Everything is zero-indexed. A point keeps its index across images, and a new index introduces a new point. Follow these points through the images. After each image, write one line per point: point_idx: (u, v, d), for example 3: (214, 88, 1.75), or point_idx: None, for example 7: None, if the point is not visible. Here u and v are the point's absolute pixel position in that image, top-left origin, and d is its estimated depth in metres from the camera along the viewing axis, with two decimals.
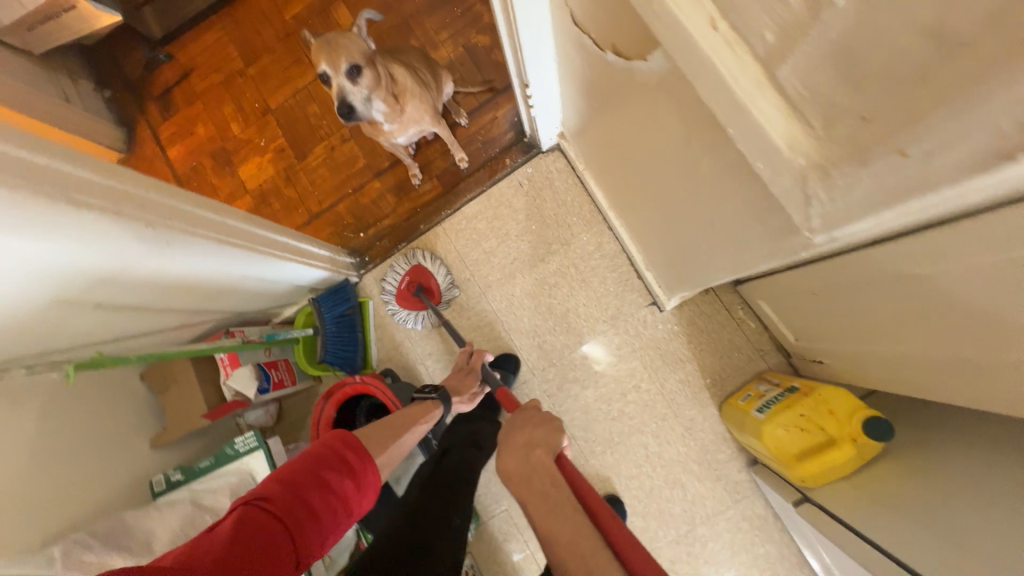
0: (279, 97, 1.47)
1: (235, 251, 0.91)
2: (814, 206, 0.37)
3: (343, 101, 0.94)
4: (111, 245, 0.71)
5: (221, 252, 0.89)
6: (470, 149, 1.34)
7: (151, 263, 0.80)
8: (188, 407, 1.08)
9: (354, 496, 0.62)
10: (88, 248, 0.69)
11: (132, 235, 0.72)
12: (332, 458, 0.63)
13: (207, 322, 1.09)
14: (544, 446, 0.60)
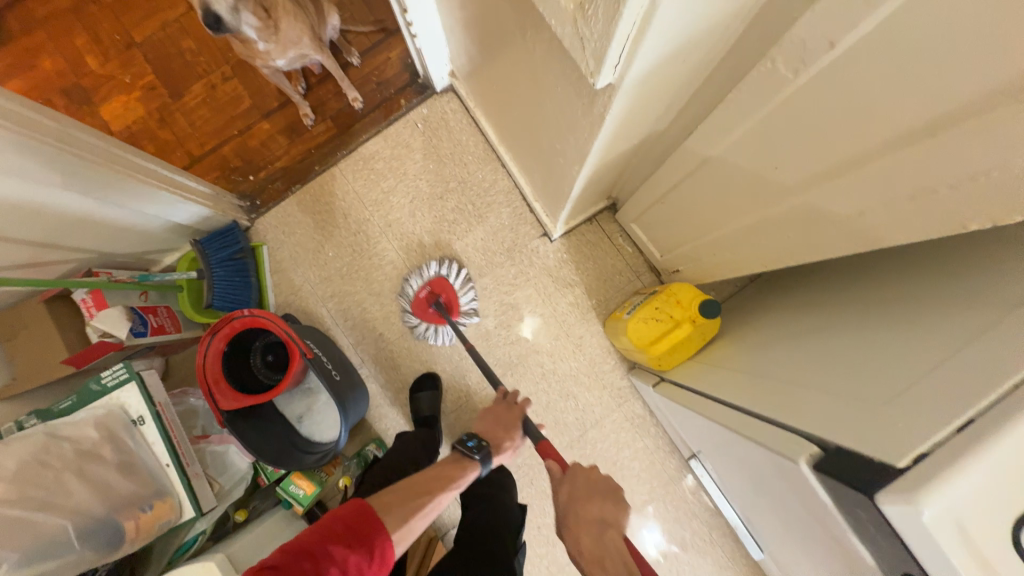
0: (146, 29, 1.33)
1: (81, 162, 0.86)
2: (585, 45, 0.45)
3: (209, 12, 0.87)
4: None
5: (62, 161, 0.84)
6: (365, 90, 1.33)
7: None
8: (43, 356, 0.98)
9: (360, 572, 0.59)
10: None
11: None
12: (343, 530, 0.61)
13: (65, 261, 1.00)
14: (615, 526, 0.75)
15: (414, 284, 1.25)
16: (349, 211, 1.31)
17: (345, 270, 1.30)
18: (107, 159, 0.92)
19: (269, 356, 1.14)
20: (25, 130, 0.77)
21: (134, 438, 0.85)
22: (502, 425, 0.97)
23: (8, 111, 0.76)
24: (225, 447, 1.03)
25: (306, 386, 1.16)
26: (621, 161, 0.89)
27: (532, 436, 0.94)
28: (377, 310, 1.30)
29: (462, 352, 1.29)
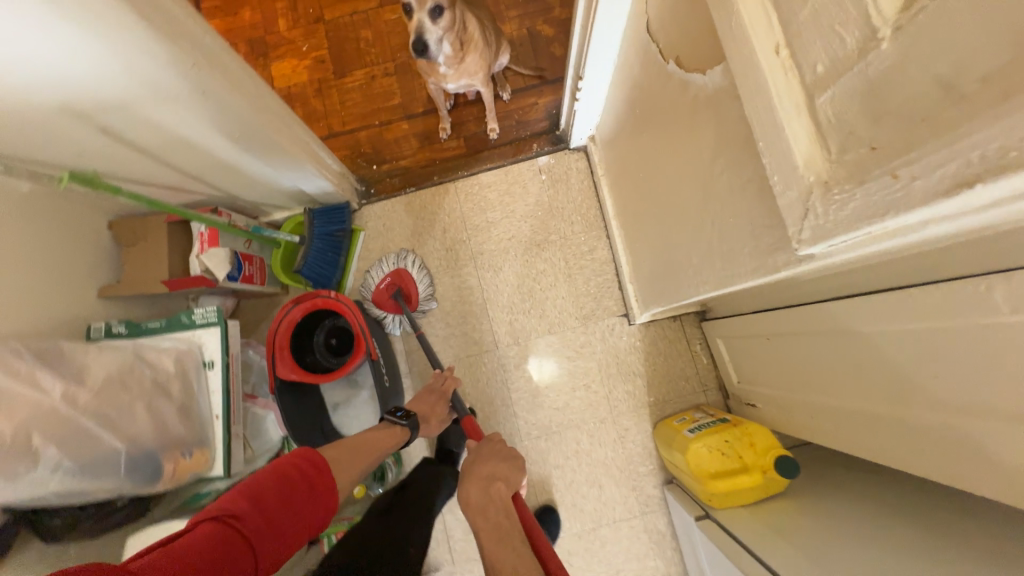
0: (337, 12, 1.45)
1: (257, 127, 0.93)
2: (810, 218, 0.43)
3: (420, 38, 0.98)
4: (149, 68, 0.72)
5: (245, 122, 0.91)
6: (503, 124, 1.38)
7: (178, 105, 0.80)
8: (148, 269, 1.05)
9: (308, 515, 0.65)
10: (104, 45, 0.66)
11: (172, 68, 0.74)
12: (297, 480, 0.66)
13: (199, 191, 1.08)
14: (504, 481, 0.73)
15: (376, 276, 1.28)
16: (449, 227, 1.34)
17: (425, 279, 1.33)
18: (277, 126, 0.99)
19: (332, 338, 1.17)
20: (233, 92, 0.84)
21: (201, 382, 0.90)
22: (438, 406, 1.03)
23: (229, 69, 0.83)
24: (265, 413, 1.05)
25: (352, 378, 1.18)
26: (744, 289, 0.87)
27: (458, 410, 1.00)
28: (440, 328, 1.30)
29: (505, 399, 1.27)
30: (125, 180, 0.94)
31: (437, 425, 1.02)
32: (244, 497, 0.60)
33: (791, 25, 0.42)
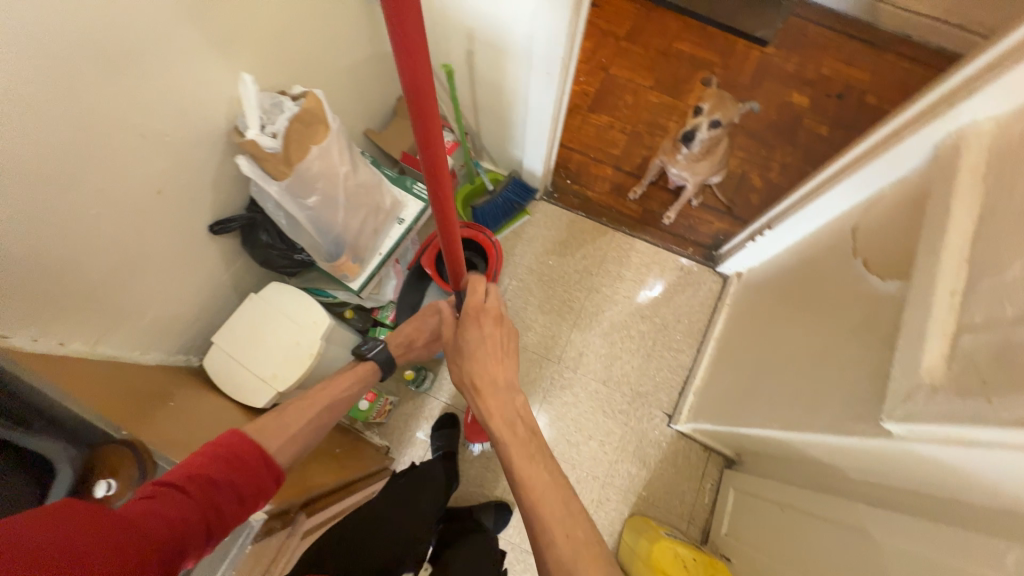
0: (620, 71, 1.81)
1: (548, 113, 1.21)
2: (908, 403, 0.59)
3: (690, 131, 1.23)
4: (540, 44, 1.01)
5: (545, 105, 1.19)
6: (678, 219, 1.62)
7: (527, 68, 1.10)
8: (398, 137, 1.38)
9: (239, 507, 0.62)
10: (539, 23, 0.97)
11: (550, 54, 1.03)
12: (232, 470, 0.63)
13: (468, 120, 1.39)
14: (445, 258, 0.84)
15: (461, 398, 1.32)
16: (588, 258, 1.57)
17: (545, 279, 1.55)
18: (555, 120, 1.26)
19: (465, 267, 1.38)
20: (559, 86, 1.12)
21: (387, 228, 1.16)
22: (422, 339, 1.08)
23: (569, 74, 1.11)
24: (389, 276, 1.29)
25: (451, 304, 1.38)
26: (793, 453, 0.97)
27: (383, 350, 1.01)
28: (529, 319, 1.50)
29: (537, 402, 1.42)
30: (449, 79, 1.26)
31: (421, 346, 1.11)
32: (185, 476, 0.59)
33: (972, 285, 0.60)
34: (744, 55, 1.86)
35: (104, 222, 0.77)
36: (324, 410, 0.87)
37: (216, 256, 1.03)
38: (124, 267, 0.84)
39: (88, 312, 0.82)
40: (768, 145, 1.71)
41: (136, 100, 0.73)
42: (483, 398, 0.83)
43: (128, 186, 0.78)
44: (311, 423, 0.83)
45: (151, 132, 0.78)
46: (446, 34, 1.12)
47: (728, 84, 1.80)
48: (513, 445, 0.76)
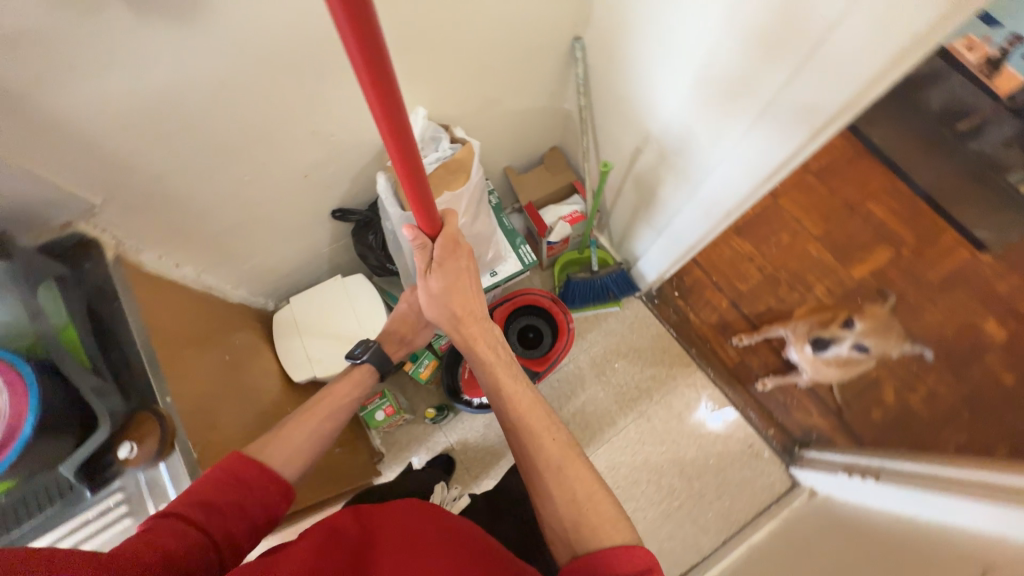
0: (789, 205, 1.59)
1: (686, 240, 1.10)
2: None
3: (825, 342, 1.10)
4: (710, 185, 0.91)
5: (687, 233, 1.08)
6: (775, 391, 1.40)
7: (687, 195, 1.00)
8: (532, 185, 1.34)
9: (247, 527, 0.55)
10: (721, 166, 0.86)
11: (717, 199, 0.92)
12: (242, 491, 0.57)
13: (609, 200, 1.33)
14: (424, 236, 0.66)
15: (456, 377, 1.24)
16: (656, 381, 1.43)
17: (601, 379, 1.44)
18: (688, 248, 1.14)
19: (532, 333, 1.25)
20: (711, 227, 1.01)
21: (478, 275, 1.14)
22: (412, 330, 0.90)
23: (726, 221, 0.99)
24: None
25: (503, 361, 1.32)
26: None
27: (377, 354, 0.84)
28: (566, 409, 1.41)
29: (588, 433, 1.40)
30: (608, 158, 1.20)
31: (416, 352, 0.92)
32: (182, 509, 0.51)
33: None
34: (949, 248, 1.54)
35: (249, 187, 0.84)
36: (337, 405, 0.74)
37: (327, 234, 1.10)
38: (251, 223, 0.92)
39: (205, 248, 0.90)
40: (925, 364, 1.41)
41: (321, 105, 0.78)
42: (463, 327, 0.75)
43: (281, 166, 0.85)
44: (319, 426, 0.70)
45: (320, 130, 0.82)
46: (624, 124, 1.07)
47: (910, 273, 1.51)
48: (495, 368, 0.73)
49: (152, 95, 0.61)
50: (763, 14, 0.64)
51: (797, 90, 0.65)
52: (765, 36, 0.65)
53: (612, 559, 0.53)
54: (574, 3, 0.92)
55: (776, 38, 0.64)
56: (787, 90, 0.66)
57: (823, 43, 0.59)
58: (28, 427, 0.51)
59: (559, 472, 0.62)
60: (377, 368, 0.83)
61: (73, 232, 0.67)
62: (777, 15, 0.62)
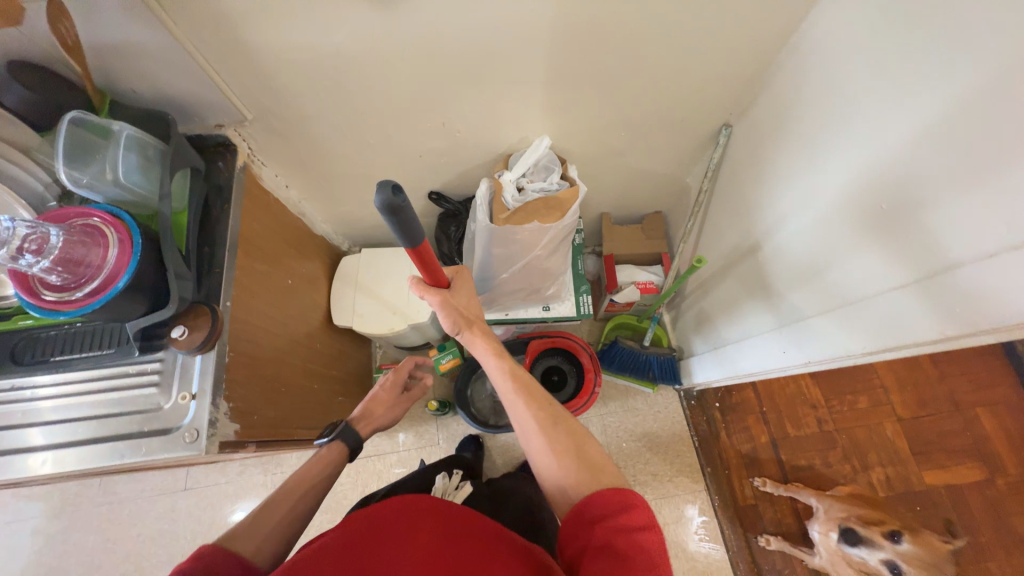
0: (885, 372, 1.39)
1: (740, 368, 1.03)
2: None
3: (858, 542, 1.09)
4: (785, 331, 0.85)
5: (744, 362, 1.02)
6: (774, 554, 1.26)
7: (761, 327, 0.94)
8: (620, 240, 1.31)
9: None
10: (804, 320, 0.80)
11: (785, 347, 0.85)
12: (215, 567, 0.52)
13: (689, 288, 1.29)
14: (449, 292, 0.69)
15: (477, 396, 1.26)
16: (655, 480, 1.35)
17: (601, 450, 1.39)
18: (736, 375, 1.07)
19: (555, 377, 1.20)
20: (766, 370, 0.94)
21: (531, 304, 1.14)
22: (384, 408, 0.89)
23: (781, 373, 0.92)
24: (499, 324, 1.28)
25: None
26: None
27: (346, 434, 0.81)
28: None
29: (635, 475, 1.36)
30: (710, 250, 1.15)
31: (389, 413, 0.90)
32: None
33: None
34: None
35: (369, 148, 0.91)
36: (295, 500, 0.67)
37: (416, 209, 1.15)
38: (358, 176, 0.99)
39: (313, 182, 0.99)
40: None
41: (460, 104, 0.82)
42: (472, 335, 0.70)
43: (403, 141, 0.90)
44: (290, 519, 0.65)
45: (450, 124, 0.87)
46: (733, 227, 1.03)
47: (993, 508, 1.28)
48: (490, 355, 0.69)
49: (325, 51, 0.68)
50: (908, 208, 0.59)
51: (891, 302, 0.61)
52: (900, 229, 0.60)
53: (595, 501, 0.53)
54: (736, 94, 0.88)
55: (907, 237, 0.59)
56: (890, 296, 0.61)
57: (941, 277, 0.54)
58: (125, 274, 0.58)
59: (569, 456, 0.58)
60: (347, 448, 0.79)
61: (221, 133, 0.78)
62: (920, 218, 0.57)
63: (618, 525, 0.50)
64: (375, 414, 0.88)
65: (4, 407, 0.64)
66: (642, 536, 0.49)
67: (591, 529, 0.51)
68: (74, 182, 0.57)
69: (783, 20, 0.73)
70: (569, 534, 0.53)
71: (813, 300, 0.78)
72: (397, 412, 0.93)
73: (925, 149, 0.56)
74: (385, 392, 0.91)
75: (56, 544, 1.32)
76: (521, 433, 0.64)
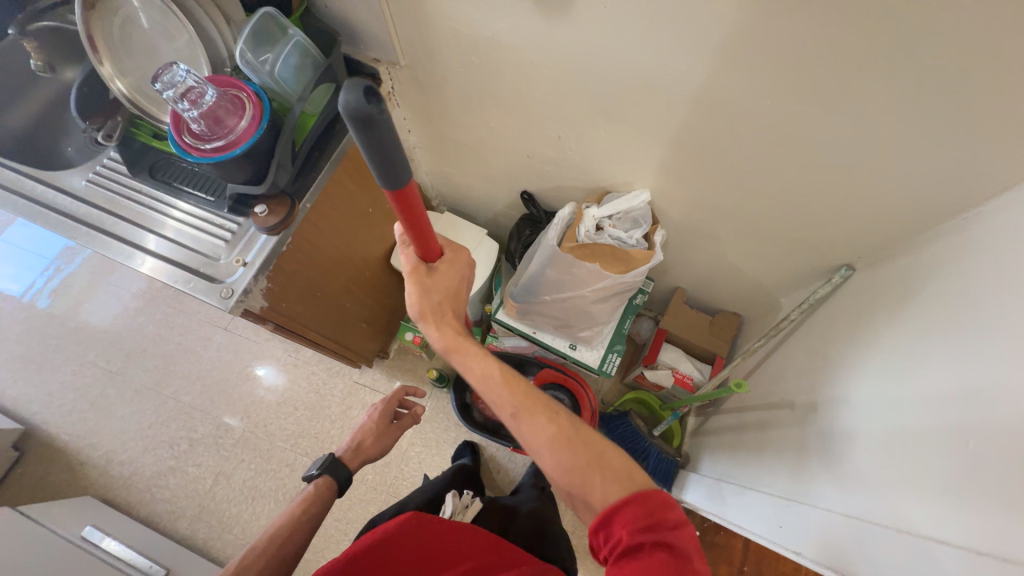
0: None
1: (731, 513, 0.94)
2: None
3: None
4: (796, 511, 0.76)
5: (737, 512, 0.92)
6: None
7: (771, 491, 0.85)
8: (682, 321, 1.23)
9: None
10: (821, 516, 0.70)
11: (787, 526, 0.76)
12: None
13: (728, 405, 1.18)
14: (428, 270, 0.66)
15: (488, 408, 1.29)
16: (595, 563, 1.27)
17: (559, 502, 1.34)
18: (721, 511, 0.98)
19: None
20: (751, 532, 0.85)
21: (560, 336, 1.12)
22: (374, 437, 0.96)
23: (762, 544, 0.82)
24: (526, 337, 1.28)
25: None
26: None
27: (334, 470, 0.86)
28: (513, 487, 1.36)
29: None
30: (764, 380, 1.04)
31: (375, 448, 0.95)
32: None
33: None
34: None
35: (487, 129, 0.95)
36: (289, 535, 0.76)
37: (506, 200, 1.19)
38: (468, 149, 1.05)
39: (431, 137, 1.07)
40: None
41: (580, 128, 0.83)
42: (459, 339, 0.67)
43: (518, 137, 0.93)
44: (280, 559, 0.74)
45: (564, 140, 0.88)
46: (801, 372, 0.91)
47: None
48: (481, 362, 0.66)
49: (483, 35, 0.73)
50: (990, 475, 0.48)
51: (938, 566, 0.49)
52: (978, 491, 0.49)
53: (626, 507, 0.54)
54: (872, 241, 0.77)
55: (984, 507, 0.47)
56: (913, 548, 0.53)
57: (995, 564, 0.44)
58: (244, 142, 0.67)
59: (593, 472, 0.58)
60: (335, 483, 0.85)
61: (374, 67, 0.88)
62: (1008, 494, 0.46)
63: (652, 523, 0.53)
64: (365, 444, 0.95)
65: (127, 201, 0.81)
66: (670, 535, 0.52)
67: (622, 528, 0.53)
68: (245, 62, 0.69)
69: (963, 191, 0.62)
70: (601, 539, 0.55)
71: (836, 499, 0.69)
72: (386, 442, 0.98)
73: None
74: (373, 422, 0.98)
75: (128, 315, 1.62)
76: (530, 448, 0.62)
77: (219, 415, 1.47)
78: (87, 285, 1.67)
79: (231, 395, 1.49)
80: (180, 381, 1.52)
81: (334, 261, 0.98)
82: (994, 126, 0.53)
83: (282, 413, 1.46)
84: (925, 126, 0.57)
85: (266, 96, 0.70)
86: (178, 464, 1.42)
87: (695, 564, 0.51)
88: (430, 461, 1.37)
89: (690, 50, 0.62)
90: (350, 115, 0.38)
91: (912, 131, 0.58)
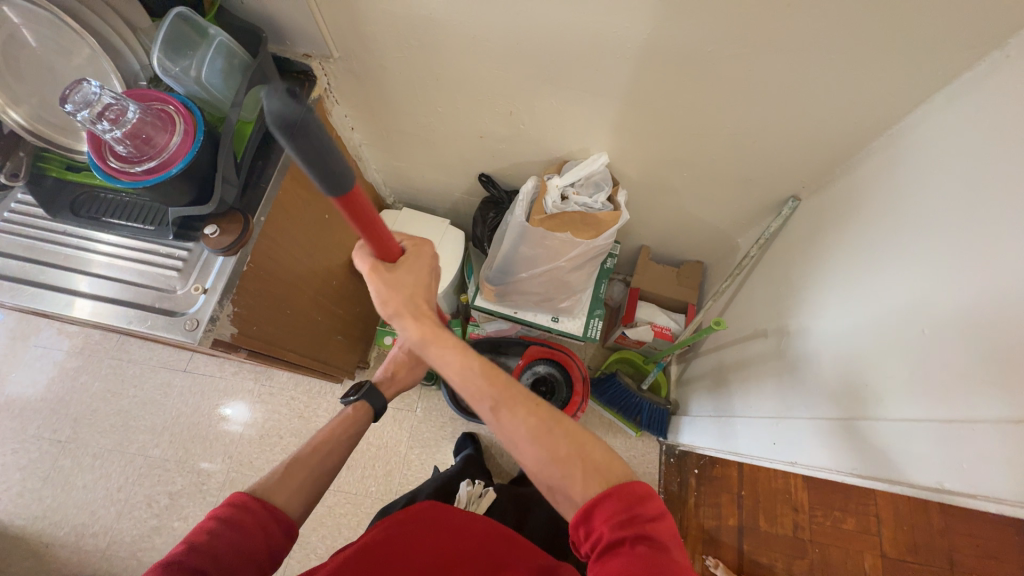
0: None
1: (737, 449, 0.98)
2: None
3: None
4: (794, 427, 0.81)
5: (743, 444, 0.96)
6: None
7: (766, 416, 0.90)
8: (652, 277, 1.28)
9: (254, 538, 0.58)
10: (812, 424, 0.76)
11: (791, 444, 0.81)
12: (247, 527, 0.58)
13: (706, 346, 1.25)
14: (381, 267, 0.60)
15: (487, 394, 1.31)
16: None
17: None
18: (728, 447, 1.02)
19: (544, 387, 1.18)
20: (761, 460, 0.89)
21: (540, 311, 1.13)
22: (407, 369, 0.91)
23: (767, 466, 0.87)
24: None
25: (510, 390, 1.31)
26: None
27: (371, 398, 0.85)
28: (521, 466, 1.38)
29: None
30: (737, 314, 1.11)
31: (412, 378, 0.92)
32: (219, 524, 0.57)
33: None
34: None
35: (435, 116, 0.93)
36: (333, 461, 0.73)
37: (464, 186, 1.17)
38: (419, 139, 1.02)
39: (377, 132, 1.03)
40: None
41: (531, 101, 0.83)
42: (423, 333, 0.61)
43: (469, 121, 0.92)
44: (315, 479, 0.68)
45: (516, 116, 0.88)
46: (768, 303, 0.98)
47: None
48: (456, 357, 0.60)
49: (421, 15, 0.71)
50: (961, 349, 0.53)
51: (933, 441, 0.54)
52: (955, 367, 0.53)
53: (604, 504, 0.51)
54: (813, 170, 0.84)
55: (963, 378, 0.52)
56: (911, 432, 0.57)
57: (992, 425, 0.48)
58: (179, 160, 0.62)
59: (574, 463, 0.54)
60: (371, 408, 0.84)
61: (306, 63, 0.83)
62: (977, 362, 0.51)
63: (631, 517, 0.50)
64: (399, 374, 0.92)
65: (48, 245, 0.72)
66: (647, 529, 0.50)
67: (603, 523, 0.51)
68: (162, 70, 0.62)
69: (886, 109, 0.68)
70: (580, 535, 0.53)
71: (822, 406, 0.74)
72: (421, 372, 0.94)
73: (999, 288, 0.50)
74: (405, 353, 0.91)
75: (66, 378, 1.46)
76: (505, 441, 0.58)
77: (198, 462, 1.37)
78: (9, 354, 1.48)
79: (207, 439, 1.40)
80: (145, 435, 1.40)
81: (300, 275, 0.94)
82: (908, 46, 0.59)
83: (267, 445, 1.39)
84: (849, 54, 0.62)
85: (191, 103, 0.65)
86: (161, 522, 1.32)
87: (673, 554, 0.48)
88: (433, 460, 1.36)
89: (628, 7, 0.63)
90: (275, 123, 0.34)
91: (838, 59, 0.63)
